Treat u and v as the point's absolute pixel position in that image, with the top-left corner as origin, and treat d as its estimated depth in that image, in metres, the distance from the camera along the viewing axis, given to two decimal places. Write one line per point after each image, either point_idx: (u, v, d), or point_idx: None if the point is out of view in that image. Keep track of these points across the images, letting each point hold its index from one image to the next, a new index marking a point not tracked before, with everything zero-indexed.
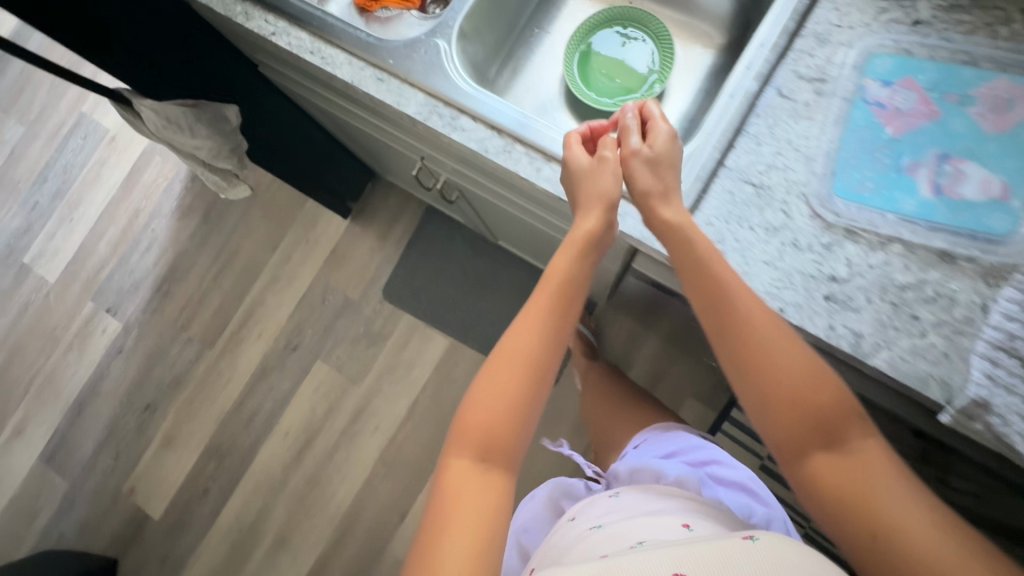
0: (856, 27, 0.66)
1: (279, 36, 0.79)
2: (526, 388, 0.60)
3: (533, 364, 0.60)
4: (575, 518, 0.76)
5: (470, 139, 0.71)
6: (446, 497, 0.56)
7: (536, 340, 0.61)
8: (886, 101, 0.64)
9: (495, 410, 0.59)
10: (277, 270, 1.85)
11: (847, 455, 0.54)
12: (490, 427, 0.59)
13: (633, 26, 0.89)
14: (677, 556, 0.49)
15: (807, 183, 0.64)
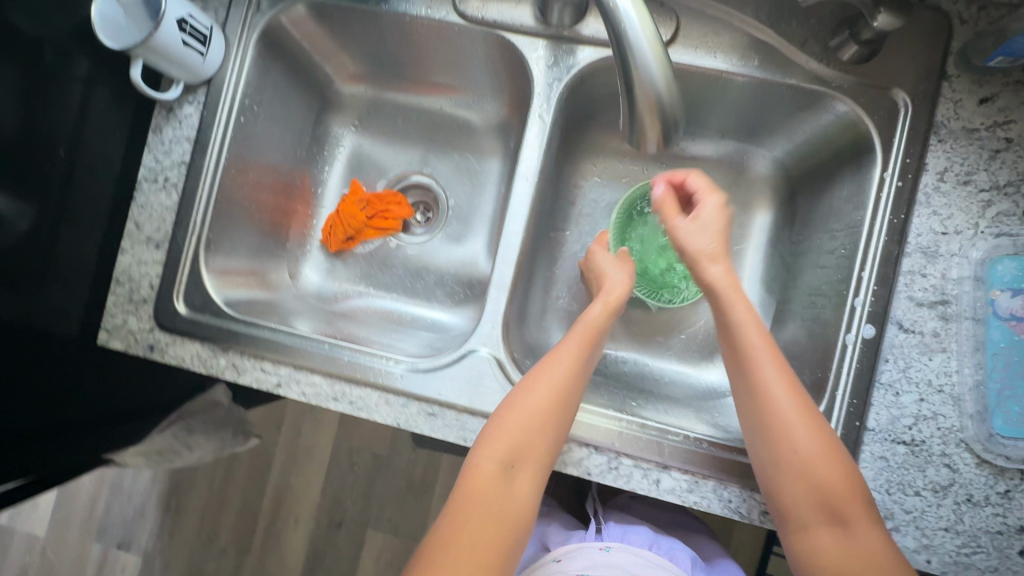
0: (964, 231, 0.57)
1: (287, 387, 0.64)
2: (557, 414, 0.56)
3: (562, 395, 0.57)
4: (562, 558, 0.66)
5: (565, 463, 0.61)
6: (471, 504, 0.53)
7: (565, 379, 0.57)
8: (1021, 313, 0.56)
9: (525, 413, 0.55)
10: (292, 446, 1.40)
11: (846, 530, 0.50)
12: (529, 436, 0.55)
13: None
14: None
15: (963, 428, 0.56)
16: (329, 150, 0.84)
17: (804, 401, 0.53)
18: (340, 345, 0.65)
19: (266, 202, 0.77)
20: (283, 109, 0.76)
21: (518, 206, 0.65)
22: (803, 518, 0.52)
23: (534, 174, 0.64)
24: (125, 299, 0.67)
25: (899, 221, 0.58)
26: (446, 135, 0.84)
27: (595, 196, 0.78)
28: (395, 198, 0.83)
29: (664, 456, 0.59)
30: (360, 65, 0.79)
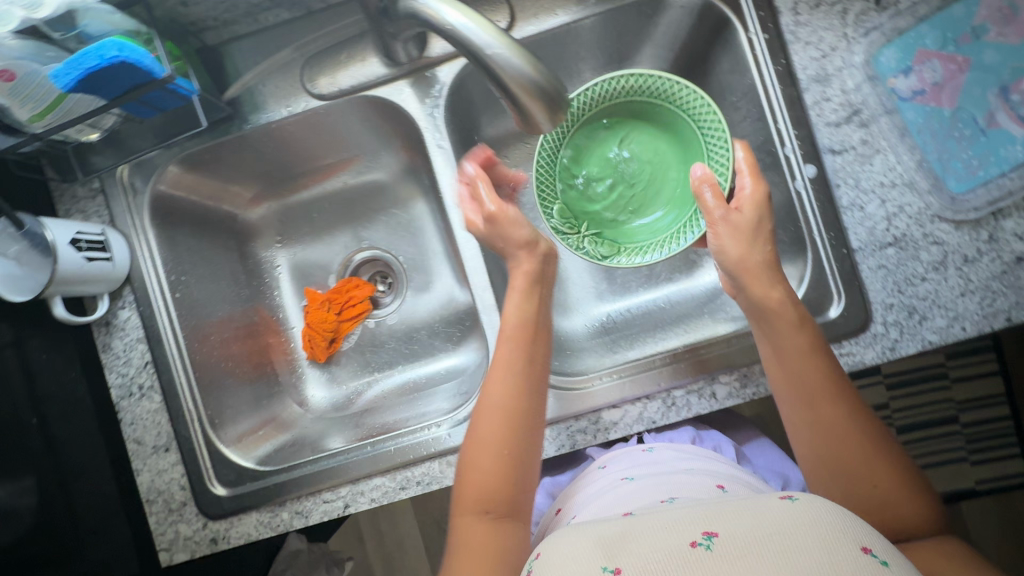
0: (838, 45, 0.61)
1: (355, 503, 0.64)
2: (508, 432, 0.57)
3: (511, 414, 0.58)
4: (606, 462, 0.69)
5: (630, 425, 0.62)
6: (460, 556, 0.54)
7: (500, 433, 0.57)
8: (921, 86, 0.61)
9: (486, 464, 0.56)
10: (382, 550, 1.38)
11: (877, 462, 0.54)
12: (496, 483, 0.56)
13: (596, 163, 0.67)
14: (705, 514, 0.49)
15: (930, 205, 0.60)
16: (268, 276, 0.83)
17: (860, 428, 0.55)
18: (381, 440, 0.66)
19: (239, 352, 0.76)
20: (208, 264, 0.75)
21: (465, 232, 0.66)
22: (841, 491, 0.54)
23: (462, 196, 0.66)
24: (166, 512, 0.66)
25: (783, 65, 0.62)
26: (364, 204, 0.84)
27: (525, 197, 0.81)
28: (351, 282, 0.83)
29: (707, 370, 0.62)
30: (253, 187, 0.79)
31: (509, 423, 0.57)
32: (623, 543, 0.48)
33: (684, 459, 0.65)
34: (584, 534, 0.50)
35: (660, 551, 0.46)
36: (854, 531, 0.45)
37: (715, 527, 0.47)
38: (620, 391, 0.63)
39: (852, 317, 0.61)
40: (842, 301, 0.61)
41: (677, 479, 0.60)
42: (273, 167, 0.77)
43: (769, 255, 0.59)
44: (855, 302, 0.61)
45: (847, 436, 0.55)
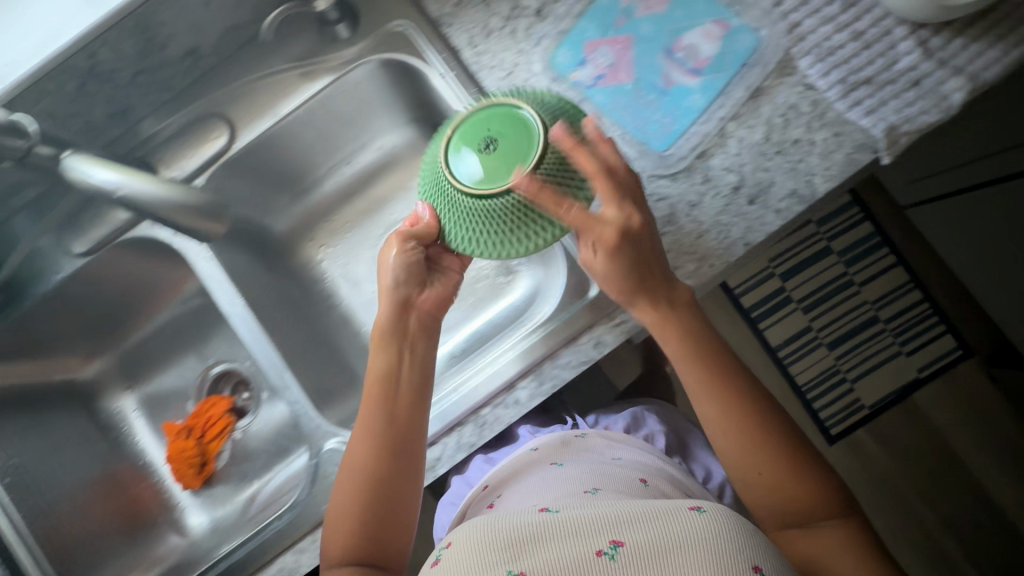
0: (518, 60, 0.67)
1: None
2: (379, 465, 0.58)
3: (386, 449, 0.58)
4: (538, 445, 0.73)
5: (453, 455, 0.65)
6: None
7: (367, 462, 0.58)
8: (600, 71, 0.66)
9: (354, 498, 0.57)
10: None
11: (802, 474, 0.57)
12: (356, 517, 0.56)
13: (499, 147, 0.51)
14: (622, 519, 0.50)
15: (643, 168, 0.66)
16: (123, 424, 0.86)
17: (757, 411, 0.59)
18: (235, 549, 0.67)
19: (100, 507, 0.78)
20: (47, 436, 0.78)
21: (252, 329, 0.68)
22: (735, 465, 0.59)
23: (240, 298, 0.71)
24: None
25: (478, 92, 0.68)
26: (195, 328, 0.88)
27: (342, 261, 0.87)
28: (209, 402, 0.86)
29: (504, 379, 0.65)
30: (80, 349, 0.84)
31: (380, 451, 0.58)
32: (529, 545, 0.49)
33: (614, 444, 0.74)
34: (500, 527, 0.51)
35: (567, 560, 0.47)
36: (744, 554, 0.47)
37: (621, 535, 0.48)
38: (434, 428, 0.66)
39: None
40: None
41: (598, 466, 0.68)
42: (90, 323, 0.81)
43: (642, 244, 0.55)
44: None
45: (744, 419, 0.58)
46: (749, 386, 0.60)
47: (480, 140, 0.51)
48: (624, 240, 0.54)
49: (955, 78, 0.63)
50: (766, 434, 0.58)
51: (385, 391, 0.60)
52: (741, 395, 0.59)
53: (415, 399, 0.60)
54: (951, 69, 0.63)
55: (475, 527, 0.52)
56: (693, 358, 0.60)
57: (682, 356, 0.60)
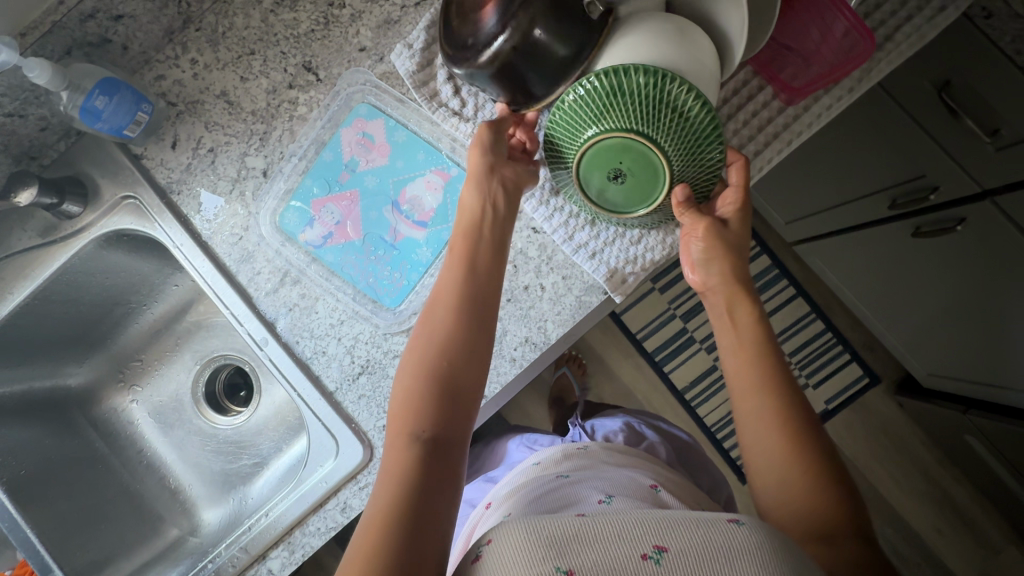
0: (247, 225, 0.67)
1: None
2: (457, 372, 0.50)
3: (468, 309, 0.52)
4: (541, 459, 0.74)
5: None
6: (387, 478, 0.45)
7: (428, 371, 0.50)
8: (328, 228, 0.67)
9: (408, 400, 0.49)
10: None
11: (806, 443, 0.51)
12: (426, 394, 0.49)
13: (619, 160, 0.51)
14: (659, 526, 0.46)
15: (377, 326, 0.64)
16: None
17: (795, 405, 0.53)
18: None
19: None
20: None
21: (7, 515, 0.69)
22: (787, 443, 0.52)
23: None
24: None
25: (211, 259, 0.67)
26: None
27: (150, 398, 0.88)
28: None
29: (254, 551, 0.65)
30: None
31: (448, 361, 0.50)
32: (578, 541, 0.45)
33: (616, 456, 0.75)
34: (535, 524, 0.47)
35: (612, 559, 0.44)
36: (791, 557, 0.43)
37: (664, 541, 0.45)
38: None
39: (352, 453, 0.64)
40: (338, 442, 0.64)
41: (609, 476, 0.68)
42: None
43: (740, 250, 0.57)
44: (349, 439, 0.64)
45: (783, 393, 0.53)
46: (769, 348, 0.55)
47: (612, 162, 0.51)
48: (734, 222, 0.58)
49: None
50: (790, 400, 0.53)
51: (464, 265, 0.54)
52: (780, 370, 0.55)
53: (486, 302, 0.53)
54: None
55: (519, 524, 0.47)
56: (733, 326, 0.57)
57: (754, 329, 0.56)
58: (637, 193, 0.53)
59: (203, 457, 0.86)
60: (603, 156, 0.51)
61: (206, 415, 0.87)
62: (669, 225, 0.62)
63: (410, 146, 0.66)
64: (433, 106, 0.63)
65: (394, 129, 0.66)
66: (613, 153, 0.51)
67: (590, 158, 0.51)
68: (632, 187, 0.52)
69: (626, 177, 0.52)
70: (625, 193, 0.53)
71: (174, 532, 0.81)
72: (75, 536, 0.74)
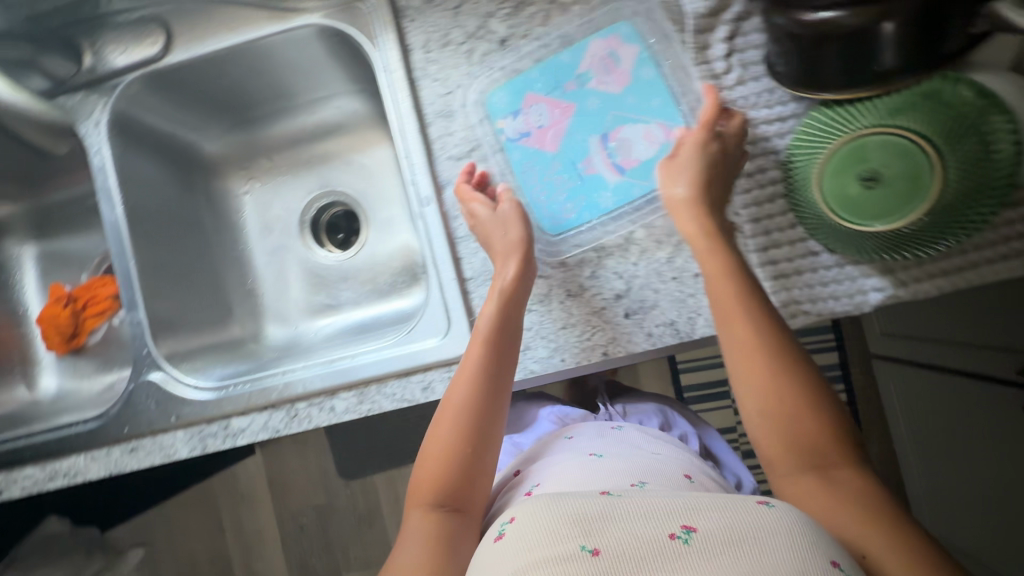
0: (462, 83, 0.64)
1: (9, 489, 0.69)
2: (463, 446, 0.58)
3: (491, 393, 0.58)
4: (575, 434, 0.77)
5: (256, 432, 0.66)
6: (405, 548, 0.54)
7: (451, 440, 0.58)
8: (527, 127, 0.66)
9: (433, 473, 0.58)
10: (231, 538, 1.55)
11: (825, 474, 0.50)
12: (435, 482, 0.57)
13: (872, 167, 0.49)
14: (690, 506, 0.47)
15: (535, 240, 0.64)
16: (15, 271, 0.89)
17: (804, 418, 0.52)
18: (36, 433, 0.70)
19: None
20: None
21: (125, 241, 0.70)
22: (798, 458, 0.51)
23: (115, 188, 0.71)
24: None
25: (411, 98, 0.65)
26: None
27: (264, 197, 0.88)
28: (98, 281, 0.89)
29: (327, 385, 0.65)
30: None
31: (471, 430, 0.58)
32: (602, 522, 0.46)
33: (650, 442, 0.75)
34: (561, 504, 0.48)
35: (637, 540, 0.44)
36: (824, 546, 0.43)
37: (694, 523, 0.45)
38: (244, 401, 0.66)
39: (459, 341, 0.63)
40: (453, 326, 0.63)
41: (641, 459, 0.68)
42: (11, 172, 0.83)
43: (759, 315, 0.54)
44: (463, 330, 0.63)
45: (793, 410, 0.52)
46: (790, 371, 0.52)
47: (868, 164, 0.50)
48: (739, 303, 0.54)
49: (879, 276, 0.58)
50: (818, 433, 0.51)
51: (468, 400, 0.58)
52: (780, 381, 0.52)
53: (501, 384, 0.59)
54: (881, 267, 0.58)
55: (546, 505, 0.49)
56: (742, 338, 0.54)
57: (764, 346, 0.53)
58: (879, 207, 0.50)
59: (288, 275, 0.86)
60: (858, 161, 0.50)
61: (306, 237, 0.87)
62: (865, 286, 0.59)
63: (651, 86, 0.63)
64: (699, 58, 0.60)
65: (642, 64, 0.63)
66: (871, 159, 0.49)
67: (847, 155, 0.51)
68: (874, 200, 0.50)
69: (875, 185, 0.49)
70: (866, 205, 0.50)
71: (237, 329, 0.82)
72: (161, 286, 0.75)
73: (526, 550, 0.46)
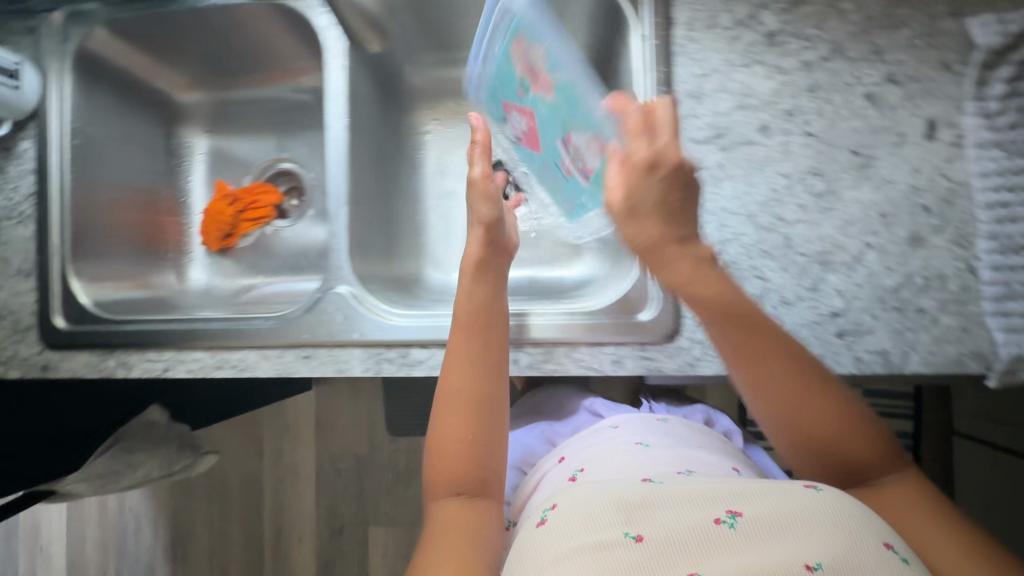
0: (720, 68, 0.63)
1: (174, 369, 0.69)
2: (471, 416, 0.59)
3: (486, 373, 0.60)
4: (620, 425, 0.75)
5: (433, 368, 0.65)
6: (438, 536, 0.54)
7: (462, 410, 0.59)
8: (518, 129, 0.70)
9: (452, 453, 0.58)
10: None
11: (864, 485, 0.52)
12: (455, 457, 0.58)
13: None
14: (738, 493, 0.46)
15: (762, 241, 0.62)
16: (185, 158, 0.89)
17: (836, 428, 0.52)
18: (211, 320, 0.70)
19: (134, 221, 0.82)
20: (126, 129, 0.82)
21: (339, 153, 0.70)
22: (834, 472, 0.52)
23: (344, 95, 0.70)
24: (10, 332, 0.71)
25: (664, 72, 0.63)
26: (289, 119, 0.90)
27: (445, 140, 0.87)
28: (261, 187, 0.89)
29: (517, 336, 0.65)
30: (190, 73, 0.86)
31: (472, 398, 0.59)
32: (647, 509, 0.45)
33: (696, 436, 0.74)
34: (604, 493, 0.47)
35: (684, 526, 0.43)
36: (876, 527, 0.43)
37: (739, 507, 0.45)
38: (431, 334, 0.66)
39: (661, 322, 0.63)
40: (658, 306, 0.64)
41: (690, 450, 0.67)
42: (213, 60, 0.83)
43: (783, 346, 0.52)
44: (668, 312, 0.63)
45: (823, 430, 0.52)
46: (787, 379, 0.52)
47: None
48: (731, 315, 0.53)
49: None
50: (835, 418, 0.52)
51: (467, 374, 0.60)
52: (810, 396, 0.52)
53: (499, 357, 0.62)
54: None
55: (582, 495, 0.48)
56: (772, 378, 0.52)
57: (787, 389, 0.52)
58: None
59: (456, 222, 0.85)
60: None
61: None
62: None
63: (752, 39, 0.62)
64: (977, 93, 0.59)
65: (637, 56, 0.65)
66: None
67: None
68: None
69: None
70: None
71: (400, 264, 0.82)
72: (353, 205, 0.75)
73: (569, 536, 0.44)
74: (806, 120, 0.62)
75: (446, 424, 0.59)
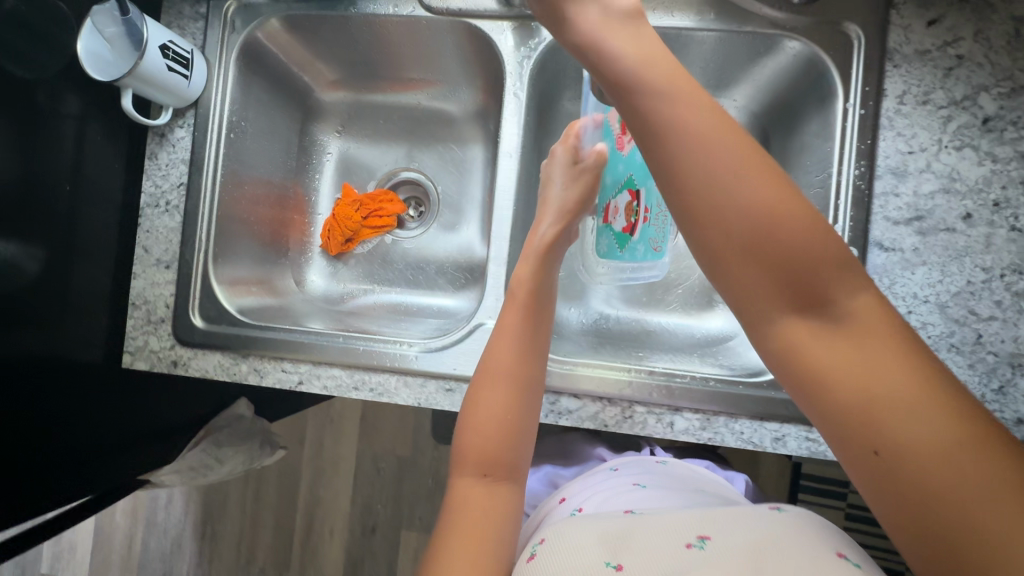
0: (928, 147, 0.60)
1: (309, 383, 0.67)
2: (517, 396, 0.56)
3: (529, 347, 0.57)
4: (619, 467, 0.69)
5: (582, 419, 0.64)
6: (457, 522, 0.52)
7: (505, 385, 0.56)
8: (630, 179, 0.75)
9: (485, 430, 0.55)
10: (317, 461, 1.52)
11: (937, 443, 0.35)
12: (486, 433, 0.55)
13: None
14: (706, 520, 0.48)
15: (951, 334, 0.59)
16: (316, 157, 0.87)
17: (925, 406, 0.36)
18: (354, 337, 0.68)
19: (264, 217, 0.80)
20: (269, 121, 0.79)
21: (507, 182, 0.68)
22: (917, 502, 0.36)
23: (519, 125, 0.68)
24: (143, 321, 0.70)
25: (867, 145, 0.61)
26: (425, 129, 0.88)
27: None
28: (386, 195, 0.86)
29: (674, 399, 0.62)
30: (337, 72, 0.83)
31: (516, 372, 0.56)
32: (629, 538, 0.47)
33: (698, 478, 0.68)
34: (588, 527, 0.49)
35: (659, 551, 0.45)
36: (827, 539, 0.44)
37: (708, 531, 0.46)
38: (584, 384, 0.64)
39: None
40: None
41: (686, 492, 0.62)
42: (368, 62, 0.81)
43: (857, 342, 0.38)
44: None
45: (939, 477, 0.35)
46: (861, 340, 0.38)
47: None
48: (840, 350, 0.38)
49: None
50: (981, 482, 0.34)
51: (509, 363, 0.56)
52: (932, 442, 0.35)
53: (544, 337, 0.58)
54: None
55: (571, 529, 0.49)
56: (858, 382, 0.37)
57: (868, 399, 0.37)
58: None
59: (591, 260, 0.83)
60: None
61: None
62: None
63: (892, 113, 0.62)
64: None
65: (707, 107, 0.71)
66: None
67: None
68: None
69: None
70: None
71: None
72: None
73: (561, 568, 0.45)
74: (1015, 214, 0.58)
75: (485, 403, 0.56)
